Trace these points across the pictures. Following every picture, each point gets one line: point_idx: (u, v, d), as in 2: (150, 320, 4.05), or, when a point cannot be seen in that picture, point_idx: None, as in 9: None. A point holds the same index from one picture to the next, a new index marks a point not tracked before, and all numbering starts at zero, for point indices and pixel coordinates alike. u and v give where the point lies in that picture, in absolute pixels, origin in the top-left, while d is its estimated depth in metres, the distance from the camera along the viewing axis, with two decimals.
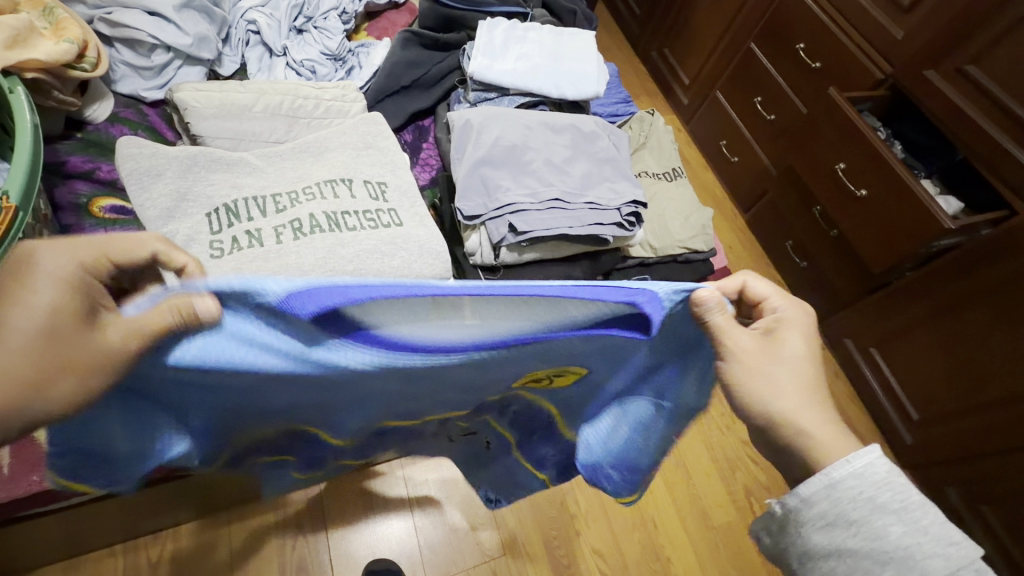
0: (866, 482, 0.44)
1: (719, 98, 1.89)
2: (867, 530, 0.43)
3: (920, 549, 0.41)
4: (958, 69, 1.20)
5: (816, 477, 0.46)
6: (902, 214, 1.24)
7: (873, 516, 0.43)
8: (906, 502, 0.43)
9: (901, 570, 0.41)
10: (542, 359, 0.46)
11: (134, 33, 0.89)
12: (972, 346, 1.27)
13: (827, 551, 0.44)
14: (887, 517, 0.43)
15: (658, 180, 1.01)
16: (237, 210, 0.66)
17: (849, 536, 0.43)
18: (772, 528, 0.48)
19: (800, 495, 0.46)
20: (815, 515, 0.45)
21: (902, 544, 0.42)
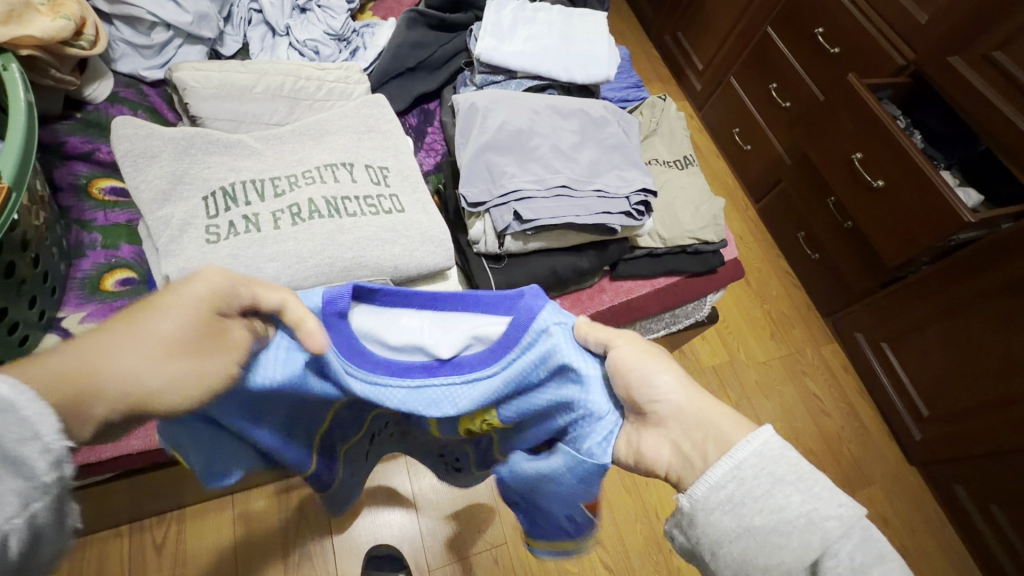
0: (766, 459, 0.40)
1: (734, 85, 1.84)
2: (771, 502, 0.39)
3: (818, 515, 0.38)
4: (984, 55, 1.15)
5: (720, 459, 0.41)
6: (920, 205, 1.21)
7: (774, 489, 0.39)
8: (799, 471, 0.39)
9: (803, 539, 0.38)
10: (523, 403, 0.52)
11: (132, 10, 0.87)
12: (985, 342, 1.24)
13: (736, 534, 0.39)
14: (785, 489, 0.39)
15: (668, 168, 0.98)
16: (235, 194, 0.64)
17: (754, 515, 0.39)
18: (683, 523, 0.42)
19: (708, 481, 0.40)
20: (720, 500, 0.40)
21: (801, 512, 0.38)
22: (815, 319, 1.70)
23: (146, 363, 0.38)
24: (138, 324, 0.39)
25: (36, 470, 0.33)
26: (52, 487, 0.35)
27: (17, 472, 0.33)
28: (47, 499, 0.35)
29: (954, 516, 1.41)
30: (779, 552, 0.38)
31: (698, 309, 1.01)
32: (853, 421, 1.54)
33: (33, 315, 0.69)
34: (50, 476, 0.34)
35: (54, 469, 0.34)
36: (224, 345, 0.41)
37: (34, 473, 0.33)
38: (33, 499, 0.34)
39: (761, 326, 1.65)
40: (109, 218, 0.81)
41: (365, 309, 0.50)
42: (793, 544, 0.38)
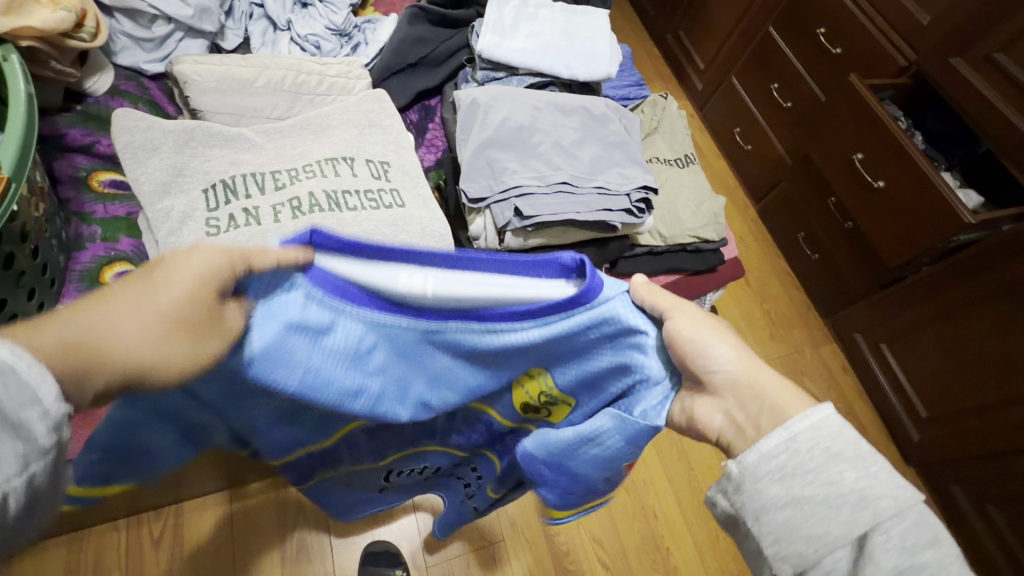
0: (823, 433, 0.38)
1: (735, 84, 1.83)
2: (823, 475, 0.37)
3: (873, 493, 0.36)
4: (986, 57, 1.15)
5: (775, 430, 0.39)
6: (921, 206, 1.21)
7: (828, 464, 0.37)
8: (858, 448, 0.37)
9: (853, 514, 0.36)
10: (578, 369, 0.48)
11: (133, 3, 0.86)
12: (983, 344, 1.24)
13: (784, 504, 0.37)
14: (840, 464, 0.37)
15: (669, 166, 0.98)
16: (235, 187, 0.64)
17: (805, 486, 0.37)
18: (728, 491, 0.40)
19: (759, 450, 0.39)
20: (768, 469, 0.38)
21: (856, 488, 0.36)
22: (814, 319, 1.70)
23: (150, 327, 0.32)
24: (134, 286, 0.32)
25: (35, 434, 0.28)
26: (50, 452, 0.29)
27: (12, 436, 0.27)
28: (47, 463, 0.29)
29: (951, 517, 1.41)
30: (827, 527, 0.36)
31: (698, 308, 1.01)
32: (851, 421, 1.54)
33: (32, 307, 0.69)
34: (50, 442, 0.28)
35: (54, 434, 0.28)
36: (225, 314, 0.35)
37: (34, 437, 0.28)
38: (30, 464, 0.28)
39: (760, 326, 1.66)
40: (109, 210, 0.80)
41: (339, 254, 0.39)
42: (844, 518, 0.36)
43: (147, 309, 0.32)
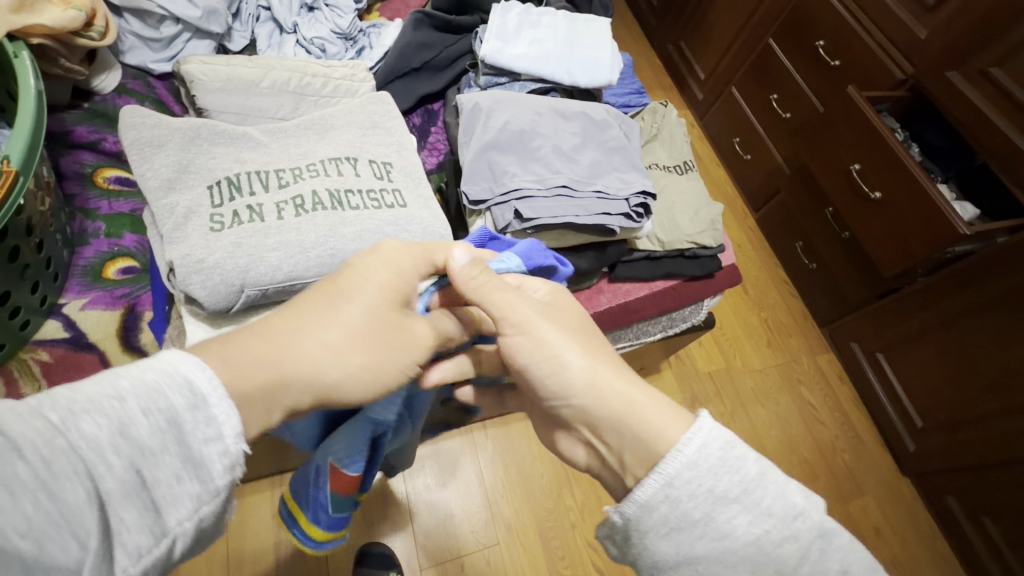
0: (703, 472, 0.43)
1: (735, 94, 1.85)
2: (712, 529, 0.42)
3: (768, 539, 0.42)
4: (982, 72, 1.17)
5: (652, 479, 0.44)
6: (917, 217, 1.22)
7: (716, 510, 0.43)
8: (745, 483, 0.43)
9: (753, 563, 0.42)
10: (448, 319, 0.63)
11: (142, 4, 0.87)
12: (980, 356, 1.25)
13: (677, 560, 0.43)
14: (730, 509, 0.43)
15: (668, 173, 0.99)
16: (239, 184, 0.65)
17: (696, 540, 0.43)
18: (619, 538, 0.46)
19: (639, 502, 0.44)
20: (656, 522, 0.43)
21: (750, 536, 0.42)
22: (811, 328, 1.71)
23: (338, 357, 0.45)
24: (316, 316, 0.46)
25: (211, 474, 0.36)
26: (223, 492, 0.37)
27: (195, 475, 0.36)
28: (214, 505, 0.37)
29: (946, 528, 1.41)
30: (720, 573, 0.42)
31: (695, 314, 1.01)
32: (847, 430, 1.55)
33: (35, 300, 0.71)
34: (223, 482, 0.37)
35: (227, 476, 0.37)
36: (396, 321, 0.49)
37: (209, 477, 0.36)
38: (202, 504, 0.36)
39: (758, 333, 1.67)
40: (113, 207, 0.82)
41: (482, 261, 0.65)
42: (742, 569, 0.42)
43: (332, 336, 0.46)
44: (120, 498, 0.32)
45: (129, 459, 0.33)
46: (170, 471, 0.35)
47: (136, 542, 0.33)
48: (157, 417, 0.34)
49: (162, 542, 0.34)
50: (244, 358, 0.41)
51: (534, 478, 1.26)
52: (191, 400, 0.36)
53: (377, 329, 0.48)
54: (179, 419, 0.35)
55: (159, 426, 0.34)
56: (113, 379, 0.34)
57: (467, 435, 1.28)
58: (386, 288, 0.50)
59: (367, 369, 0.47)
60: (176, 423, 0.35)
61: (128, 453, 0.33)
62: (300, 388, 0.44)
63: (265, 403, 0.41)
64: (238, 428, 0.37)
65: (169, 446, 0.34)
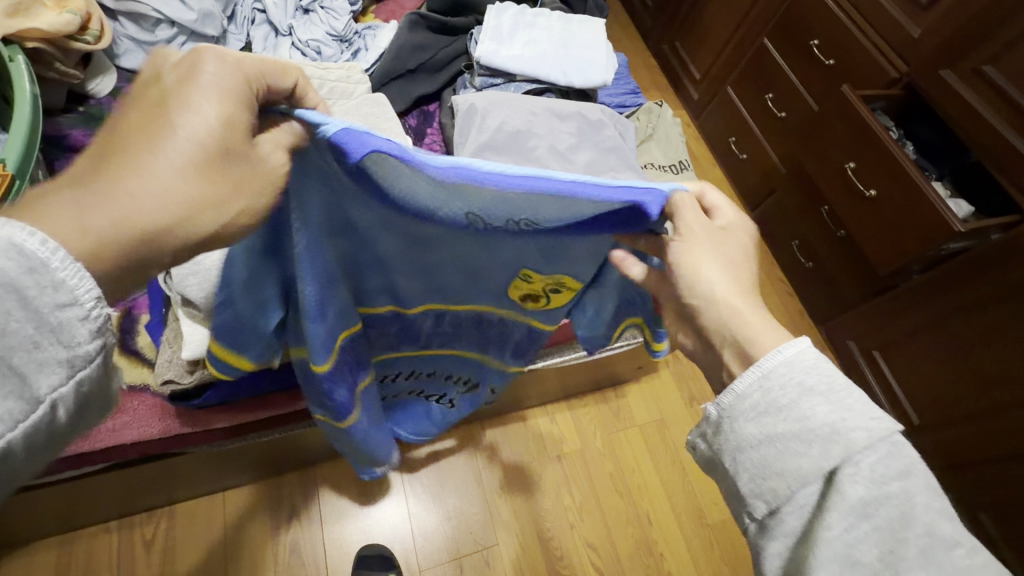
0: (796, 368, 0.44)
1: (730, 94, 1.86)
2: (794, 414, 0.42)
3: (845, 425, 0.41)
4: (975, 70, 1.18)
5: (751, 370, 0.45)
6: (912, 215, 1.23)
7: (801, 399, 0.42)
8: (833, 384, 0.43)
9: (826, 447, 0.40)
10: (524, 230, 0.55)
11: (137, 7, 0.87)
12: (975, 352, 1.26)
13: (757, 443, 0.43)
14: (813, 400, 0.42)
15: (663, 172, 1.00)
16: None
17: (778, 424, 0.42)
18: (709, 432, 0.47)
19: (736, 391, 0.45)
20: (747, 407, 0.44)
21: (828, 422, 0.41)
22: (808, 326, 1.72)
23: (173, 194, 0.38)
24: (143, 149, 0.38)
25: (76, 338, 0.35)
26: (95, 357, 0.36)
27: (57, 338, 0.34)
28: (91, 369, 0.36)
29: None
30: (796, 455, 0.41)
31: None
32: None
33: None
34: (93, 345, 0.36)
35: (95, 338, 0.36)
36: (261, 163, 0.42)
37: (75, 342, 0.35)
38: (76, 370, 0.35)
39: None
40: None
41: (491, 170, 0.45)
42: (814, 449, 0.41)
43: (173, 168, 0.39)
44: None
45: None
46: (23, 338, 0.33)
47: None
48: None
49: (36, 407, 0.34)
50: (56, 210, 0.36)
51: (532, 478, 1.26)
52: (24, 264, 0.33)
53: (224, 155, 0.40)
54: (16, 284, 0.32)
55: None
56: None
57: (465, 435, 1.28)
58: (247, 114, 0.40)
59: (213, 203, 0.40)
60: (14, 288, 0.32)
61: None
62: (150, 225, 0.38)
63: (118, 252, 0.37)
64: (95, 291, 0.35)
65: (13, 314, 0.32)
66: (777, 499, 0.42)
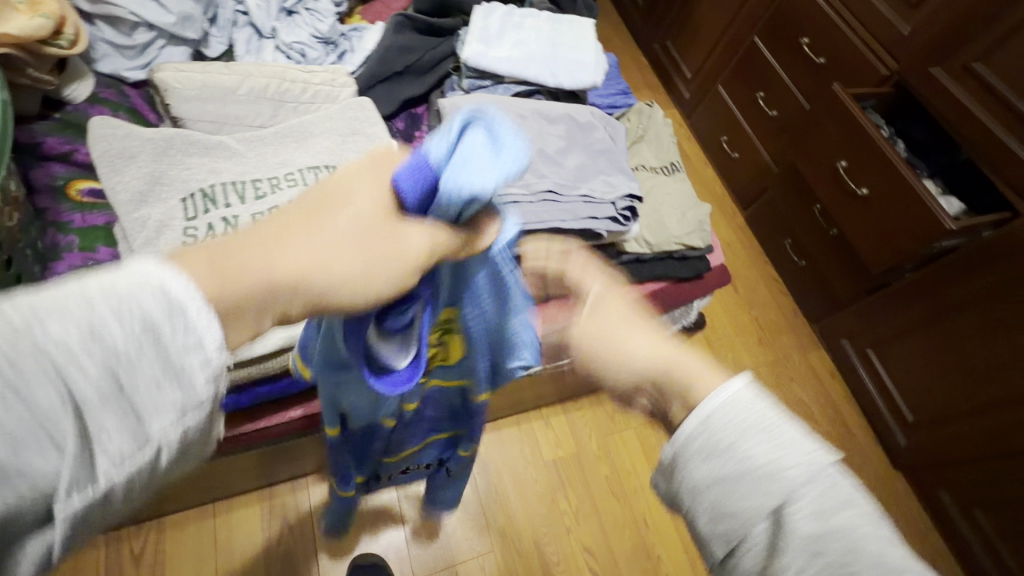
0: (729, 410, 0.43)
1: (721, 93, 1.86)
2: (733, 462, 0.41)
3: (784, 473, 0.40)
4: (965, 67, 1.18)
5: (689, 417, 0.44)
6: (905, 214, 1.23)
7: (739, 445, 0.42)
8: (768, 424, 0.42)
9: (771, 494, 0.40)
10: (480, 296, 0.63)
11: (114, 10, 0.84)
12: (968, 350, 1.26)
13: (702, 496, 0.42)
14: (752, 442, 0.41)
15: (654, 173, 0.98)
16: (215, 196, 0.63)
17: (719, 472, 0.42)
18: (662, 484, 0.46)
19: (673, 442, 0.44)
20: (693, 451, 0.43)
21: (767, 469, 0.41)
22: (802, 325, 1.72)
23: (330, 259, 0.39)
24: (303, 229, 0.40)
25: (194, 382, 0.34)
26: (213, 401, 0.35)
27: (176, 383, 0.33)
28: (203, 414, 0.35)
29: (937, 521, 1.43)
30: (746, 507, 0.41)
31: (686, 315, 1.00)
32: (839, 427, 1.55)
33: None
34: (206, 393, 0.34)
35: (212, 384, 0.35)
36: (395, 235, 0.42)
37: (192, 384, 0.34)
38: (185, 413, 0.34)
39: (750, 333, 1.66)
40: (87, 220, 0.77)
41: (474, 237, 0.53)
42: (755, 492, 0.40)
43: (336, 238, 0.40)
44: (98, 400, 0.31)
45: (105, 364, 0.31)
46: (149, 379, 0.33)
47: (114, 443, 0.32)
48: (131, 323, 0.32)
49: (145, 448, 0.33)
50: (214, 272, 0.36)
51: (527, 484, 1.25)
52: (167, 306, 0.33)
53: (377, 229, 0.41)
54: (155, 324, 0.33)
55: (136, 334, 0.32)
56: (80, 281, 0.32)
57: None
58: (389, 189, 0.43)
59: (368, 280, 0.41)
60: (153, 331, 0.33)
61: (103, 358, 0.31)
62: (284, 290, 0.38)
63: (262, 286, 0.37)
64: (220, 339, 0.34)
65: (147, 353, 0.33)
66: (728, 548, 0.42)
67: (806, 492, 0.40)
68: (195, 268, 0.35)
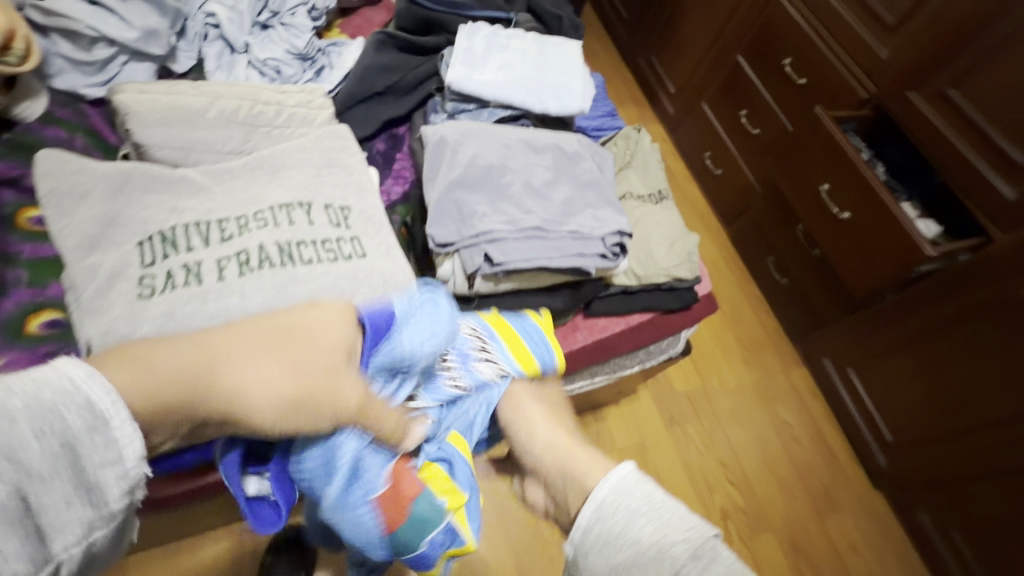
0: (624, 501, 0.57)
1: (706, 110, 1.86)
2: (627, 537, 0.54)
3: (665, 542, 0.52)
4: (940, 93, 1.19)
5: (593, 516, 0.57)
6: (884, 238, 1.24)
7: (629, 523, 0.55)
8: (655, 509, 0.55)
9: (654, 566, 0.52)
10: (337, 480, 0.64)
11: (70, 24, 0.79)
12: (946, 372, 1.27)
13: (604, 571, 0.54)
14: (640, 524, 0.54)
15: (643, 202, 0.96)
16: (176, 240, 0.60)
17: (618, 550, 0.54)
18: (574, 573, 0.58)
19: (583, 535, 0.57)
20: (593, 542, 0.56)
21: (653, 541, 0.53)
22: (785, 343, 1.72)
23: (244, 374, 0.52)
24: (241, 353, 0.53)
25: (105, 499, 0.46)
26: (118, 513, 0.48)
27: (90, 496, 0.46)
28: (108, 527, 0.48)
29: (915, 540, 1.45)
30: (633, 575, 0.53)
31: (673, 345, 0.99)
32: (821, 446, 1.56)
33: None
34: (119, 500, 0.47)
35: (119, 497, 0.47)
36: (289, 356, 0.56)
37: (105, 495, 0.46)
38: (95, 528, 0.47)
39: (733, 351, 1.67)
40: (38, 250, 0.71)
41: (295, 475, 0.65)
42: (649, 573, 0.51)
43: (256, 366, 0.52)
44: (5, 523, 0.41)
45: (16, 481, 0.42)
46: (59, 491, 0.44)
47: (18, 564, 0.42)
48: (49, 442, 0.43)
49: (46, 566, 0.44)
50: (144, 365, 0.49)
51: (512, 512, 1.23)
52: (91, 421, 0.45)
53: (289, 360, 0.53)
54: (74, 440, 0.44)
55: (54, 452, 0.43)
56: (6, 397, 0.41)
57: None
58: (340, 327, 0.58)
59: (280, 410, 0.52)
60: (71, 449, 0.44)
61: (18, 476, 0.42)
62: (191, 396, 0.49)
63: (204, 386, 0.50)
64: (137, 453, 0.48)
65: (63, 472, 0.44)
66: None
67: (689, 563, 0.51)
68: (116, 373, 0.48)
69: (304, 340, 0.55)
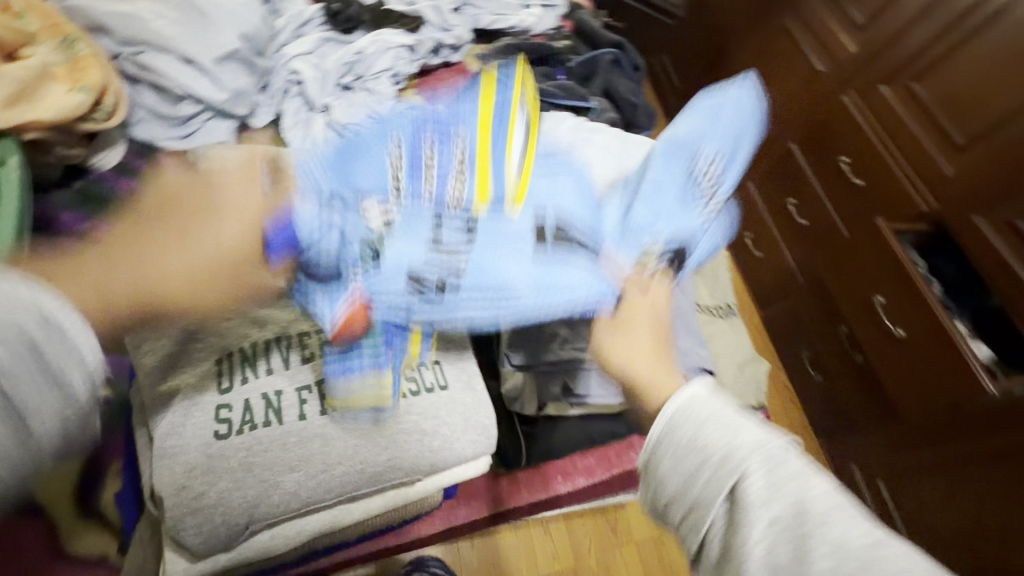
0: (691, 413, 0.46)
1: (750, 188, 1.71)
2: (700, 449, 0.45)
3: (737, 445, 0.44)
4: (1009, 223, 1.09)
5: (656, 420, 0.48)
6: (943, 367, 1.16)
7: (700, 428, 0.45)
8: (721, 412, 0.46)
9: (724, 469, 0.43)
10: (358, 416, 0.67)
11: (161, 78, 0.77)
12: (987, 518, 1.14)
13: (676, 486, 0.45)
14: (709, 428, 0.45)
15: (712, 317, 0.90)
16: (254, 359, 0.70)
17: (696, 463, 0.44)
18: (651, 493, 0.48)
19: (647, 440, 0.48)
20: (663, 449, 0.46)
21: (724, 443, 0.44)
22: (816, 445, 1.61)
23: (163, 268, 0.52)
24: (168, 246, 0.53)
25: (74, 390, 0.44)
26: (83, 398, 0.45)
27: (60, 396, 0.43)
28: (71, 412, 0.45)
29: None
30: (703, 479, 0.44)
31: None
32: None
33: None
34: (85, 394, 0.45)
35: (87, 393, 0.45)
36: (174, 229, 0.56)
37: (71, 390, 0.44)
38: (67, 413, 0.44)
39: None
40: None
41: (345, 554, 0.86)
42: (704, 472, 0.44)
43: (182, 255, 0.53)
44: None
45: None
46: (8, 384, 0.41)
47: None
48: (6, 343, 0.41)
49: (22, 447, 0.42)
50: (105, 273, 0.51)
51: None
52: (43, 322, 0.43)
53: (209, 260, 0.54)
54: (35, 340, 0.42)
55: (19, 352, 0.41)
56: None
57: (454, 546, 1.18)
58: (241, 221, 0.56)
59: (212, 298, 0.55)
60: (30, 340, 0.42)
61: None
62: (127, 304, 0.50)
63: (125, 313, 0.51)
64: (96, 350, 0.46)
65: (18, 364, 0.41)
66: (703, 530, 0.44)
67: (757, 466, 0.43)
68: (80, 294, 0.48)
69: (202, 234, 0.55)
